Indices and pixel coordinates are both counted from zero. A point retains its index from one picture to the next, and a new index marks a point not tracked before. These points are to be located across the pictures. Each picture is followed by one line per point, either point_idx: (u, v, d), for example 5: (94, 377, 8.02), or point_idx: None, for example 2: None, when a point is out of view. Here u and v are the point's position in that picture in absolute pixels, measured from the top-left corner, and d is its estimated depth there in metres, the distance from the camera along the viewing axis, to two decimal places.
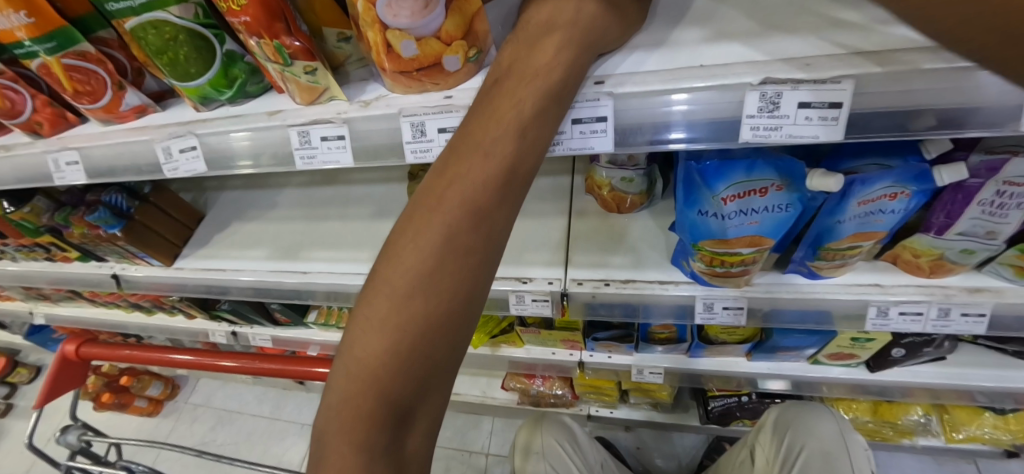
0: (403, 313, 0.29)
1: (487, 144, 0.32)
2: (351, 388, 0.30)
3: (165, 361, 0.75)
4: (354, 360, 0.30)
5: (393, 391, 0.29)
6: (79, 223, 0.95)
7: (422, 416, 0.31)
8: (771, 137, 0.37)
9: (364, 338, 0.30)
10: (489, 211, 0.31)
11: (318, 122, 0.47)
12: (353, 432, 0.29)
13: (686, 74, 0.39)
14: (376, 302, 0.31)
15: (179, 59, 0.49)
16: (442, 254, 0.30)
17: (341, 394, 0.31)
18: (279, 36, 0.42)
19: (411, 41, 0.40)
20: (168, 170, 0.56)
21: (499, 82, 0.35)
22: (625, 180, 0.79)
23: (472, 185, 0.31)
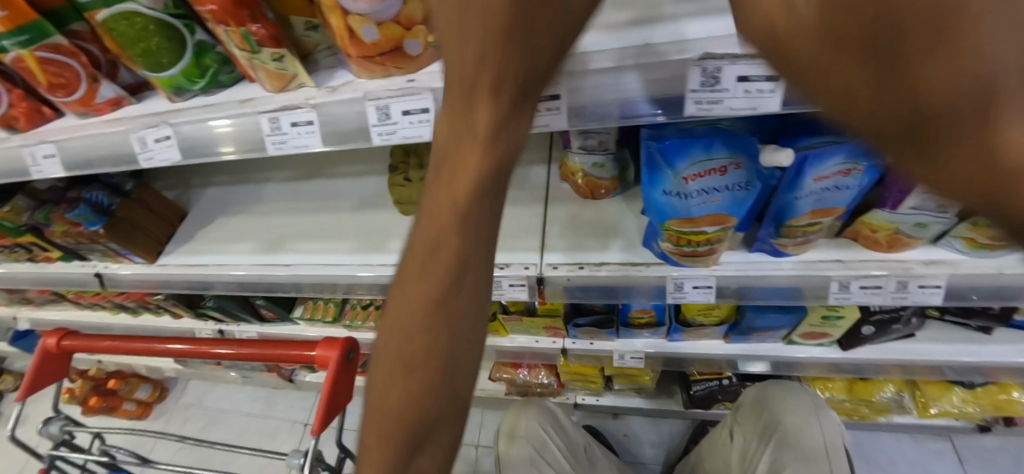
0: (407, 365, 0.34)
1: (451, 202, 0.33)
2: (377, 423, 0.36)
3: (157, 350, 0.73)
4: (376, 399, 0.36)
5: (409, 426, 0.34)
6: (60, 220, 0.96)
7: (432, 450, 0.36)
8: (712, 110, 0.40)
9: (381, 381, 0.35)
10: (465, 265, 0.33)
11: (287, 108, 0.49)
12: (381, 463, 0.36)
13: (632, 53, 0.41)
14: (387, 349, 0.35)
15: (152, 50, 0.51)
16: (433, 303, 0.33)
17: (370, 429, 0.36)
18: (245, 23, 0.44)
19: (372, 26, 0.42)
20: (143, 160, 0.58)
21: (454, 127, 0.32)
22: (597, 166, 0.81)
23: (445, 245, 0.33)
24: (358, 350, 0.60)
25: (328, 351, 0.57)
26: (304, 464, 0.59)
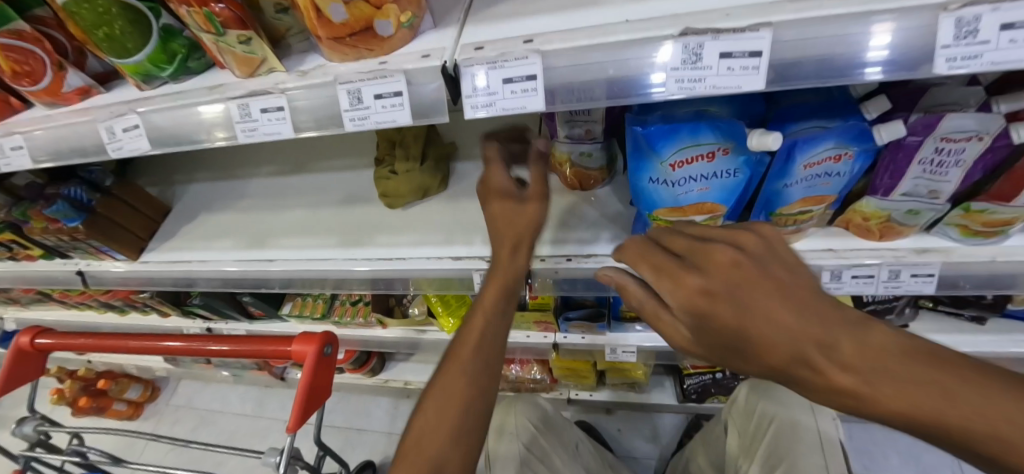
0: (467, 376, 0.53)
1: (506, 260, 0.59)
2: (434, 423, 0.50)
3: (157, 349, 0.70)
4: (436, 407, 0.51)
5: (458, 423, 0.50)
6: (38, 217, 0.94)
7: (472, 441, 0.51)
8: (694, 89, 0.37)
9: (444, 393, 0.52)
10: (508, 292, 0.59)
11: (258, 94, 0.47)
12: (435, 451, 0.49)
13: (611, 30, 0.40)
14: (450, 370, 0.53)
15: (116, 34, 0.48)
16: (476, 373, 0.53)
17: (425, 429, 0.51)
18: (207, 3, 0.41)
19: (339, 4, 0.39)
20: (112, 150, 0.56)
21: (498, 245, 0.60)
22: (584, 155, 0.79)
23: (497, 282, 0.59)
24: (337, 343, 0.59)
25: (306, 346, 0.56)
26: (280, 462, 0.57)
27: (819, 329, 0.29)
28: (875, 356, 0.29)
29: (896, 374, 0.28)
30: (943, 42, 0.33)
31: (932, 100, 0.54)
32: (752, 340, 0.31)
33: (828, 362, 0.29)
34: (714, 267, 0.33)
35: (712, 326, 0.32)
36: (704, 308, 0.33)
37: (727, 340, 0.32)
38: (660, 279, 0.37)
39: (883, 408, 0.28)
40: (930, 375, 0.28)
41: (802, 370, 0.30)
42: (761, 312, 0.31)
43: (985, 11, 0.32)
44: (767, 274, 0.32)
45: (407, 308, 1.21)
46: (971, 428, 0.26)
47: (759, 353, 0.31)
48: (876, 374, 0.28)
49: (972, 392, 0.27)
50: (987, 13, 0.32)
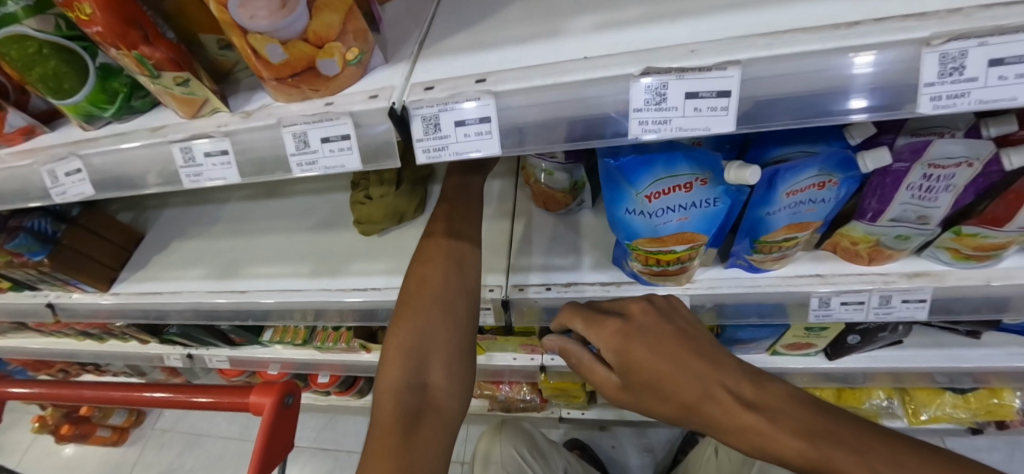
0: (422, 296, 0.61)
1: (457, 208, 0.68)
2: (395, 339, 0.59)
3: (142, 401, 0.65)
4: (399, 326, 0.60)
5: (417, 336, 0.58)
6: (1, 251, 0.89)
7: (432, 352, 0.58)
8: (662, 131, 0.34)
9: (405, 316, 0.60)
10: (458, 229, 0.66)
11: (199, 137, 0.44)
12: (398, 359, 0.58)
13: (567, 67, 0.37)
14: (409, 294, 0.62)
15: (48, 75, 0.45)
16: (432, 294, 0.61)
17: (390, 348, 0.59)
18: (137, 45, 0.38)
19: (276, 45, 0.37)
20: (56, 195, 0.53)
21: (450, 198, 0.69)
22: (547, 172, 0.74)
23: (448, 224, 0.66)
24: (299, 393, 0.57)
25: (263, 398, 0.54)
26: None
27: (714, 371, 0.45)
28: (754, 396, 0.44)
29: (771, 409, 0.43)
30: (927, 80, 0.30)
31: (917, 124, 0.51)
32: (666, 378, 0.45)
33: (725, 399, 0.44)
34: (633, 321, 0.50)
35: (635, 369, 0.47)
36: (628, 352, 0.47)
37: (648, 383, 0.46)
38: (592, 329, 0.53)
39: (772, 437, 0.41)
40: (796, 412, 0.42)
41: (710, 406, 0.44)
42: (668, 355, 0.45)
43: (972, 46, 0.28)
44: (676, 328, 0.49)
45: None
46: (834, 454, 0.39)
47: (674, 390, 0.44)
48: (761, 411, 0.43)
49: (827, 428, 0.41)
50: (974, 48, 0.28)
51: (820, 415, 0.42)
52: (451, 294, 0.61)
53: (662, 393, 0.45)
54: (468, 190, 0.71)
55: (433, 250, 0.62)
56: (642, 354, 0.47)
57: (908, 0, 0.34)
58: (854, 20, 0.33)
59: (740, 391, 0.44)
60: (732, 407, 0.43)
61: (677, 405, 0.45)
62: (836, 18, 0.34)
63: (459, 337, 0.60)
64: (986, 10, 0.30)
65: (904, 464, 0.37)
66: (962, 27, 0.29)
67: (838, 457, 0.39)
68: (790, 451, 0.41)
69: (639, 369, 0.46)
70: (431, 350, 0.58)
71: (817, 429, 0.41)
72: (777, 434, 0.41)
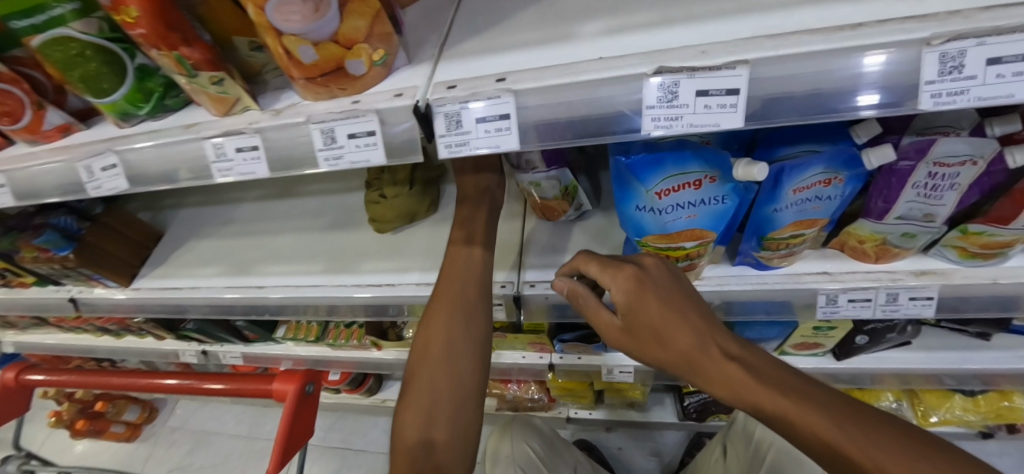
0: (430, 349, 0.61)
1: (462, 252, 0.66)
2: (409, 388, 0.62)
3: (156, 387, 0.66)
4: (412, 374, 0.62)
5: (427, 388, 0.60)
6: (28, 247, 0.93)
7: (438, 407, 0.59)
8: (673, 127, 0.36)
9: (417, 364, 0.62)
10: (464, 277, 0.64)
11: (231, 133, 0.47)
12: (409, 408, 0.60)
13: (583, 68, 0.39)
14: (420, 342, 0.63)
15: (90, 76, 0.48)
16: (440, 348, 0.61)
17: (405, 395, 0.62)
18: (178, 46, 0.41)
19: (308, 46, 0.39)
20: (91, 189, 0.56)
21: (456, 239, 0.67)
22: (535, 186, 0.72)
23: (454, 271, 0.65)
24: (319, 381, 0.59)
25: (286, 385, 0.55)
26: None
27: (713, 330, 0.45)
28: (749, 358, 0.43)
29: (761, 371, 0.42)
30: (927, 78, 0.31)
31: (923, 123, 0.53)
32: (666, 325, 0.45)
33: (720, 353, 0.43)
34: (653, 268, 0.49)
35: (639, 313, 0.46)
36: (638, 297, 0.46)
37: (650, 326, 0.46)
38: (606, 271, 0.51)
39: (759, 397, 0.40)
40: (788, 380, 0.41)
41: (705, 357, 0.43)
42: (675, 306, 0.45)
43: (970, 46, 0.30)
44: (685, 287, 0.48)
45: (401, 330, 1.20)
46: (822, 420, 0.37)
47: (673, 336, 0.44)
48: (754, 372, 0.42)
49: (820, 397, 0.39)
50: (972, 47, 0.30)
51: (814, 387, 0.41)
52: (457, 336, 0.62)
53: (661, 339, 0.45)
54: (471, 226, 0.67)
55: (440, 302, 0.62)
56: (651, 302, 0.46)
57: (909, 2, 0.35)
58: (857, 22, 0.35)
59: (737, 352, 0.44)
60: (725, 363, 0.43)
61: (672, 352, 0.45)
62: (840, 20, 0.36)
63: (466, 392, 0.61)
64: (985, 12, 0.32)
65: (889, 444, 0.36)
66: (962, 29, 0.31)
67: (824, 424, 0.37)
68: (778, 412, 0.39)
69: (643, 313, 0.46)
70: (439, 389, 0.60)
71: (808, 395, 0.40)
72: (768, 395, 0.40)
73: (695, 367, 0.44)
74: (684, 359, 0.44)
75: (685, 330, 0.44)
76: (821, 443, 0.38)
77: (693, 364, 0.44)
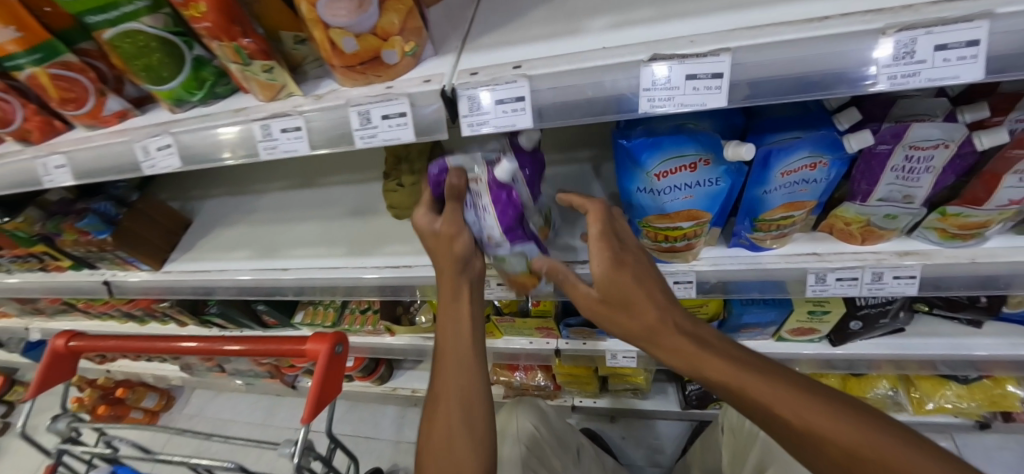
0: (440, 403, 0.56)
1: (456, 288, 0.60)
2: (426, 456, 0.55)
3: (174, 349, 0.74)
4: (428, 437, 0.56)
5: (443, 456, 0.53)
6: (70, 229, 1.00)
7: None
8: (664, 107, 0.42)
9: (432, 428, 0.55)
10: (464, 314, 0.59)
11: (277, 116, 0.53)
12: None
13: (588, 56, 0.45)
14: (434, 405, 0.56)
15: (153, 65, 0.55)
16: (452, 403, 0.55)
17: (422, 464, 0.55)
18: (236, 38, 0.48)
19: (351, 38, 0.45)
20: (146, 168, 0.62)
21: (444, 273, 0.60)
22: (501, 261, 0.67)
23: (453, 310, 0.59)
24: (347, 343, 0.64)
25: (318, 345, 0.61)
26: (294, 453, 0.58)
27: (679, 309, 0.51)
28: (708, 336, 0.50)
29: (715, 346, 0.49)
30: (885, 62, 0.37)
31: (900, 111, 0.57)
32: (639, 299, 0.51)
33: (686, 330, 0.50)
34: (626, 249, 0.54)
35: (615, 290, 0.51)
36: (615, 273, 0.52)
37: (625, 301, 0.51)
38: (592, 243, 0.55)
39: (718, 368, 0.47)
40: (742, 355, 0.48)
41: (673, 332, 0.50)
42: (647, 287, 0.51)
43: (920, 34, 0.36)
44: (654, 271, 0.54)
45: (413, 316, 1.25)
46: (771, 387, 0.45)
47: (646, 311, 0.50)
48: (715, 348, 0.49)
49: (769, 368, 0.47)
50: (921, 36, 0.36)
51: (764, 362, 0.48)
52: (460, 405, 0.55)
53: (633, 313, 0.51)
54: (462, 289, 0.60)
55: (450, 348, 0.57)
56: (628, 280, 0.51)
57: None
58: (826, 15, 0.40)
59: (699, 330, 0.51)
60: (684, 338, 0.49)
61: (642, 325, 0.51)
62: (812, 14, 0.41)
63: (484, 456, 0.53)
64: (933, 6, 0.38)
65: (821, 406, 0.43)
66: (912, 20, 0.37)
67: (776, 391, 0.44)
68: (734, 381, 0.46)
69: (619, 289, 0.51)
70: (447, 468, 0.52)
71: (760, 366, 0.47)
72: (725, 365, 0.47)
73: (664, 340, 0.50)
74: (651, 332, 0.50)
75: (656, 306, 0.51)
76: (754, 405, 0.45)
77: (664, 338, 0.50)
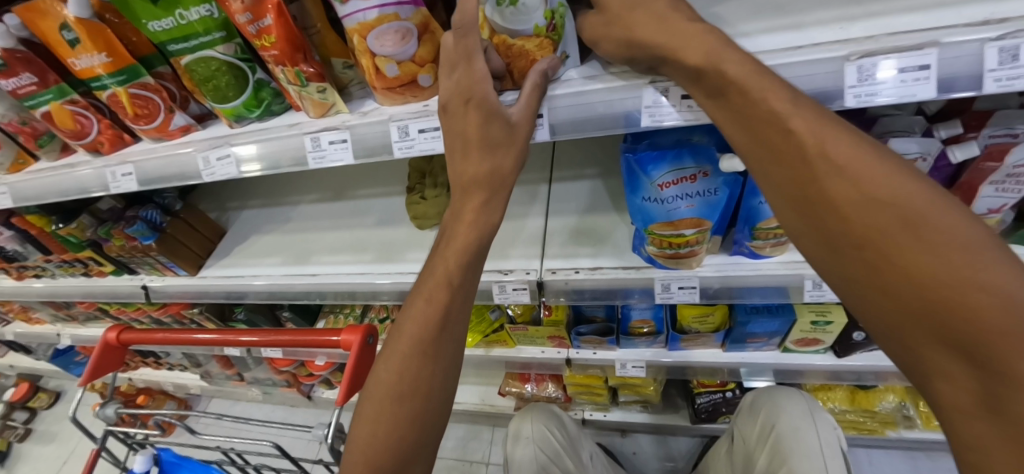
0: (438, 294, 0.52)
1: (469, 155, 0.52)
2: (409, 328, 0.52)
3: (193, 340, 0.82)
4: (417, 315, 0.52)
5: (427, 334, 0.51)
6: (119, 235, 1.09)
7: (427, 377, 0.51)
8: (660, 122, 0.53)
9: (421, 303, 0.52)
10: (479, 205, 0.53)
11: (327, 130, 0.61)
12: (409, 356, 0.51)
13: (606, 80, 0.56)
14: (429, 284, 0.53)
15: (220, 87, 0.65)
16: (445, 301, 0.51)
17: (402, 333, 0.53)
18: (299, 64, 0.57)
19: (393, 64, 0.54)
20: (206, 175, 0.70)
21: (452, 130, 0.53)
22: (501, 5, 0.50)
23: (467, 217, 0.53)
24: (377, 335, 0.76)
25: (352, 335, 0.73)
26: (329, 435, 0.69)
27: (893, 171, 0.33)
28: (925, 227, 0.31)
29: (908, 203, 0.31)
30: (850, 83, 0.45)
31: (883, 128, 0.64)
32: (783, 120, 0.37)
33: (880, 209, 0.32)
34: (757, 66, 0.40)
35: (754, 127, 0.39)
36: (734, 98, 0.40)
37: (773, 127, 0.37)
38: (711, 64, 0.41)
39: (864, 287, 0.34)
40: (971, 269, 0.29)
41: (821, 212, 0.35)
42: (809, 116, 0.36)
43: (879, 60, 0.44)
44: (808, 106, 0.37)
45: None
46: (921, 348, 0.31)
47: (808, 170, 0.35)
48: (920, 250, 0.30)
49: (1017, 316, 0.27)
50: (880, 60, 0.44)
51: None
52: (449, 342, 0.52)
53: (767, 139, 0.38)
54: (465, 140, 0.52)
55: (462, 243, 0.52)
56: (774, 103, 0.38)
57: (836, 30, 0.49)
58: (798, 45, 0.49)
59: (904, 224, 0.31)
60: (845, 192, 0.34)
61: (789, 155, 0.37)
62: (788, 43, 0.50)
63: (448, 365, 0.52)
64: (890, 37, 0.46)
65: None
66: (872, 48, 0.45)
67: (929, 362, 0.31)
68: (880, 317, 0.33)
69: (773, 117, 0.37)
70: (420, 428, 0.50)
71: (998, 316, 0.27)
72: (915, 290, 0.30)
73: (816, 228, 0.36)
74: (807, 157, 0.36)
75: (839, 170, 0.34)
76: (933, 287, 0.29)
77: (819, 222, 0.36)
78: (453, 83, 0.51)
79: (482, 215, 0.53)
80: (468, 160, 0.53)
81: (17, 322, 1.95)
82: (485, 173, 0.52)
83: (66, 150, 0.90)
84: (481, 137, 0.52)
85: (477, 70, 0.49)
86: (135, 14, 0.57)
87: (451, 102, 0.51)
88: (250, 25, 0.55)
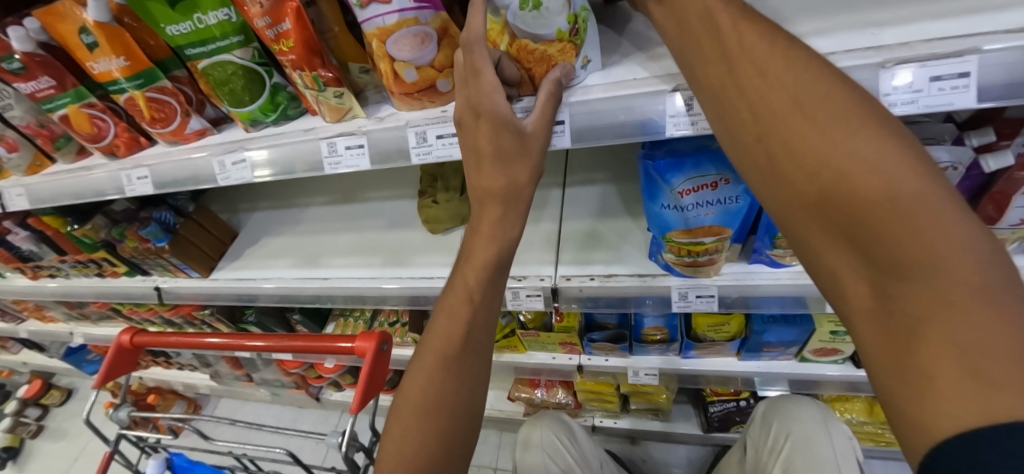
0: (461, 308, 0.51)
1: (482, 166, 0.52)
2: (434, 343, 0.51)
3: (204, 344, 0.82)
4: (442, 329, 0.51)
5: (451, 350, 0.50)
6: (132, 237, 1.10)
7: (454, 392, 0.50)
8: (685, 130, 0.51)
9: (445, 317, 0.51)
10: (498, 217, 0.52)
11: (343, 135, 0.61)
12: (434, 372, 0.50)
13: (628, 86, 0.54)
14: (452, 297, 0.52)
15: (236, 91, 0.64)
16: (469, 315, 0.51)
17: (427, 347, 0.52)
18: (316, 68, 0.57)
19: (412, 69, 0.54)
20: (221, 179, 0.70)
21: (467, 138, 0.52)
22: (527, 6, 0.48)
23: (487, 229, 0.52)
24: (390, 341, 0.75)
25: (366, 342, 0.72)
26: (342, 443, 0.69)
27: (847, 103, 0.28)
28: (856, 153, 0.26)
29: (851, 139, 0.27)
30: (885, 90, 0.44)
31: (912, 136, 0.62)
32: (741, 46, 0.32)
33: (810, 132, 0.28)
34: None
35: (719, 54, 0.34)
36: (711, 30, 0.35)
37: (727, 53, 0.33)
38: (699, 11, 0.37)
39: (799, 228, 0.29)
40: (910, 214, 0.24)
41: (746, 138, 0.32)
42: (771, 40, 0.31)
43: (915, 67, 0.43)
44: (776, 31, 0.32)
45: None
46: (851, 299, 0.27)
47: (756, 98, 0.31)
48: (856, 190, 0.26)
49: (955, 240, 0.23)
50: (917, 68, 0.43)
51: (968, 230, 0.23)
52: (474, 355, 0.51)
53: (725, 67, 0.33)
54: (478, 153, 0.51)
55: (483, 254, 0.51)
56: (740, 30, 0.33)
57: (868, 36, 0.48)
58: (830, 51, 0.47)
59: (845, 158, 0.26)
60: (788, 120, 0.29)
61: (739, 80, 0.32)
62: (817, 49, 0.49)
63: (473, 379, 0.51)
64: (925, 43, 0.44)
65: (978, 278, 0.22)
66: (908, 55, 0.44)
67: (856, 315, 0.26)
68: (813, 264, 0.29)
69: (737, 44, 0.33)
70: (449, 445, 0.49)
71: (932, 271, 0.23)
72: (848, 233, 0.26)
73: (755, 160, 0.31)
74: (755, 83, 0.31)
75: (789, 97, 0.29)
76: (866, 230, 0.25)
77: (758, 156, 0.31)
78: (465, 97, 0.51)
79: (506, 228, 0.52)
80: (484, 172, 0.51)
81: (31, 320, 1.97)
82: (505, 183, 0.51)
83: (82, 152, 0.90)
84: (493, 150, 0.50)
85: (487, 83, 0.48)
86: (153, 19, 0.57)
87: (465, 116, 0.51)
88: (269, 30, 0.54)
